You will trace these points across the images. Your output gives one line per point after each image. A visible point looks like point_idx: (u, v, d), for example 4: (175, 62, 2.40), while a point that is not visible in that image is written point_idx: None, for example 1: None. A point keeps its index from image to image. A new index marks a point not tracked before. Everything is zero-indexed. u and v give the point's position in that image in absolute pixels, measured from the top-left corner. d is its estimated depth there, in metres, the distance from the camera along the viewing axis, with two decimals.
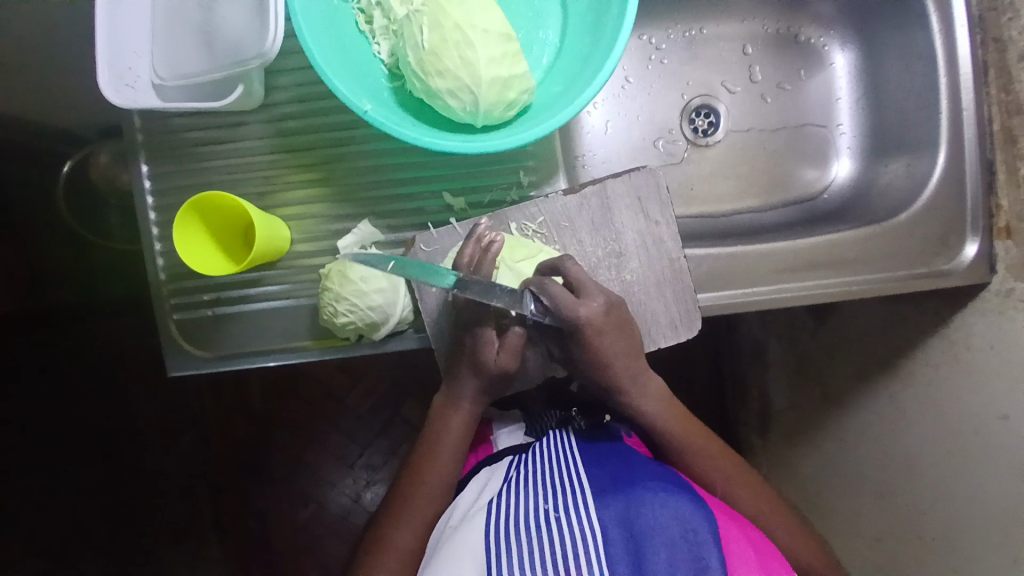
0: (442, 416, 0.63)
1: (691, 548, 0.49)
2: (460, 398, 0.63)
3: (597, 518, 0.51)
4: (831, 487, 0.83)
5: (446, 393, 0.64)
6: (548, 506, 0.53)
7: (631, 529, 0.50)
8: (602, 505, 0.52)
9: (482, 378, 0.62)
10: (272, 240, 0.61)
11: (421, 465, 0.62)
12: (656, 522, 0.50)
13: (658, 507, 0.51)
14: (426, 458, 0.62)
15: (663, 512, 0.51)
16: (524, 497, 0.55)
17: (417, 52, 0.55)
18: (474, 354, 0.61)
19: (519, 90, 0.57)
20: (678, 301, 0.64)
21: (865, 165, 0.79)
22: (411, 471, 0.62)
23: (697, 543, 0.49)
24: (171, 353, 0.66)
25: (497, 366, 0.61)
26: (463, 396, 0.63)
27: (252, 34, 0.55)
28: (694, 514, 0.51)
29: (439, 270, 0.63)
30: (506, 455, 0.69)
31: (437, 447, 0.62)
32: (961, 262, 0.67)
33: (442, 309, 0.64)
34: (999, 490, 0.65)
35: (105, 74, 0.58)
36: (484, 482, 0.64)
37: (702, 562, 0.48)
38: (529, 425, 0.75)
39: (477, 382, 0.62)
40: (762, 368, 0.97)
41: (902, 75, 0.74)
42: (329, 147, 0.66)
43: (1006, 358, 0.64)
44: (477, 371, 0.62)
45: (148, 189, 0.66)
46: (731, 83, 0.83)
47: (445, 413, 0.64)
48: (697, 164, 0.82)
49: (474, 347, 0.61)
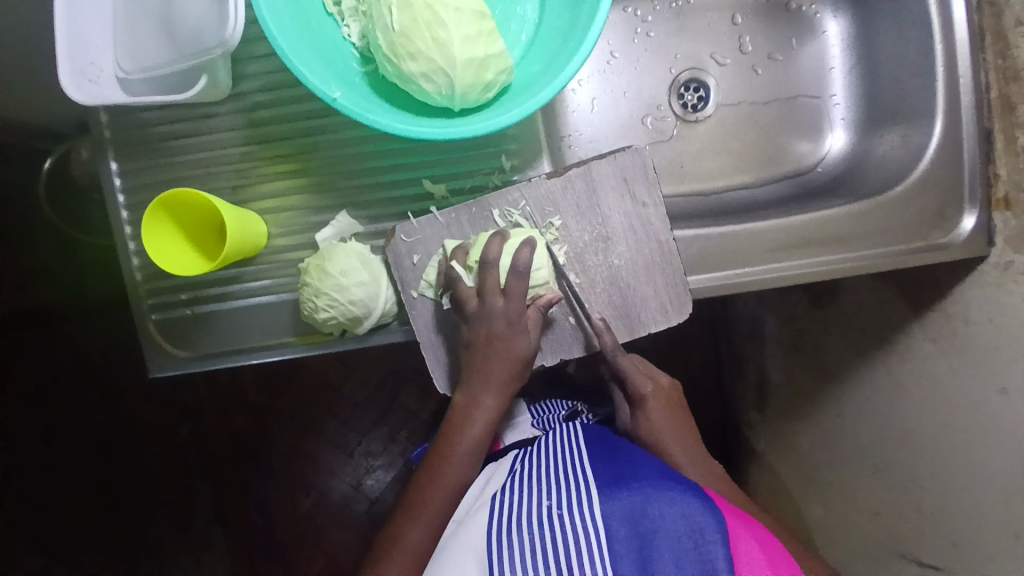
0: (462, 417, 0.59)
1: (697, 549, 0.48)
2: (480, 399, 0.59)
3: (601, 517, 0.50)
4: (830, 464, 0.82)
5: (466, 394, 0.59)
6: (550, 504, 0.52)
7: (635, 529, 0.49)
8: (605, 502, 0.51)
9: (506, 376, 0.59)
10: (247, 235, 0.59)
11: (436, 463, 0.59)
12: (660, 521, 0.49)
13: (663, 507, 0.50)
14: (442, 458, 0.59)
15: (670, 513, 0.50)
16: (525, 492, 0.54)
17: (387, 34, 0.53)
18: (502, 346, 0.58)
19: (497, 70, 0.55)
20: (667, 285, 0.62)
21: (861, 137, 0.77)
22: (426, 471, 0.60)
23: (704, 543, 0.48)
24: (152, 353, 0.65)
25: (523, 353, 0.59)
26: (484, 396, 0.59)
27: (214, 21, 0.53)
28: (699, 512, 0.50)
29: (421, 281, 0.62)
30: (511, 451, 0.69)
31: (451, 451, 0.59)
32: (959, 234, 0.65)
33: (431, 313, 0.63)
34: (996, 466, 0.64)
35: (65, 69, 0.55)
36: (489, 476, 0.64)
37: (708, 563, 0.47)
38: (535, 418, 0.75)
39: (499, 378, 0.59)
40: (759, 345, 0.95)
41: (896, 43, 0.72)
42: (303, 136, 0.64)
43: (1003, 333, 0.63)
44: (505, 365, 0.58)
45: (119, 187, 0.64)
46: (721, 55, 0.80)
47: (465, 415, 0.59)
48: (688, 141, 0.80)
49: (504, 340, 0.58)
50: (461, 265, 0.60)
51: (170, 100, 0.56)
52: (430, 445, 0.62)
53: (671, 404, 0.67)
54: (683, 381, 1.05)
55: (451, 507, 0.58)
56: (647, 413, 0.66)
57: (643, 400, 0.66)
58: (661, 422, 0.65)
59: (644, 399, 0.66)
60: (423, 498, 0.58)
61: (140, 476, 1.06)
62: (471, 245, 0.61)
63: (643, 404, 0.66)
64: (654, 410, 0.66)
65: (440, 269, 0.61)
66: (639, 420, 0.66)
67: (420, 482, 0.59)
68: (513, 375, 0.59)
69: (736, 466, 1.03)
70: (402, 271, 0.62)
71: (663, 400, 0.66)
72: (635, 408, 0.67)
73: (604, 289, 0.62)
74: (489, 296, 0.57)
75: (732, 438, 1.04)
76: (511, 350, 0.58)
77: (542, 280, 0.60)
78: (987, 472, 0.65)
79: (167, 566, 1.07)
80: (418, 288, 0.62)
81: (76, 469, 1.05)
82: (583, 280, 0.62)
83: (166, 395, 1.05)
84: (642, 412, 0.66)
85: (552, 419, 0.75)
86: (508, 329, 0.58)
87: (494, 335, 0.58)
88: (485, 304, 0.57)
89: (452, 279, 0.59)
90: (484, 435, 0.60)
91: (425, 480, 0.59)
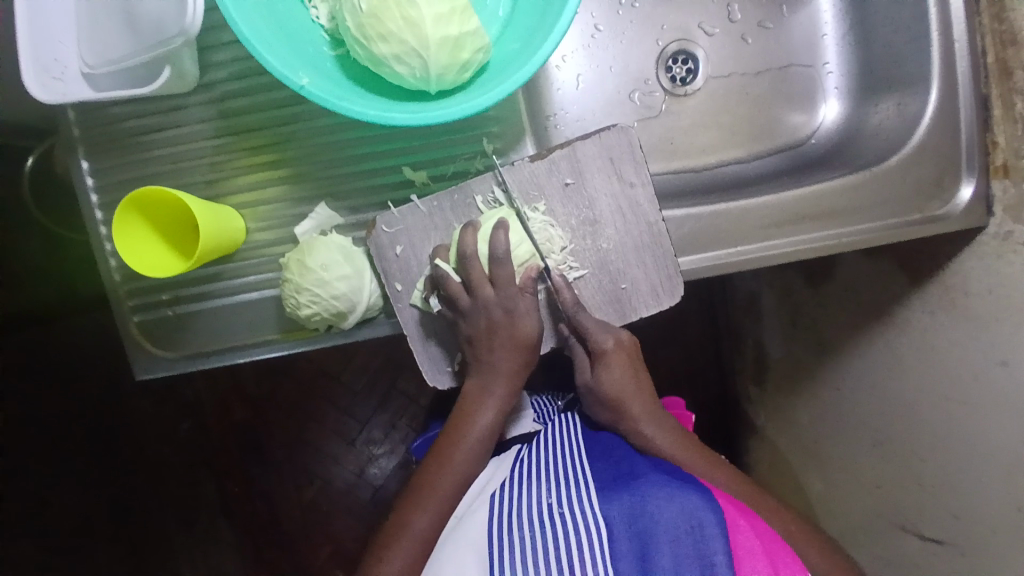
0: (469, 409, 0.58)
1: (696, 544, 0.47)
2: (491, 388, 0.58)
3: (602, 514, 0.50)
4: (831, 438, 0.81)
5: (478, 384, 0.59)
6: (551, 501, 0.53)
7: (637, 527, 0.49)
8: (607, 501, 0.51)
9: (516, 364, 0.58)
10: (222, 231, 0.57)
11: (445, 452, 0.58)
12: (661, 519, 0.49)
13: (663, 504, 0.49)
14: (451, 446, 0.58)
15: (669, 509, 0.49)
16: (526, 491, 0.55)
17: (355, 16, 0.51)
18: (507, 334, 0.57)
19: (472, 49, 0.53)
20: (657, 266, 0.60)
21: (855, 105, 0.75)
22: (433, 461, 0.58)
23: (703, 538, 0.47)
24: (136, 355, 0.64)
25: (528, 336, 0.58)
26: (496, 387, 0.58)
27: (173, 10, 0.51)
28: (699, 506, 0.49)
29: (412, 290, 0.61)
30: (514, 447, 0.67)
31: (460, 440, 0.58)
32: (956, 205, 0.63)
33: (418, 317, 0.61)
34: (995, 439, 0.63)
35: (28, 68, 0.54)
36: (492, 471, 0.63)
37: (706, 559, 0.47)
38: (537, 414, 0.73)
39: (509, 367, 0.58)
40: (756, 319, 0.94)
41: (888, 7, 0.69)
42: (277, 126, 0.62)
43: (1003, 305, 0.61)
44: (513, 354, 0.58)
45: (91, 186, 0.62)
46: (709, 25, 0.77)
47: (476, 404, 0.58)
48: (678, 116, 0.77)
49: (506, 329, 0.57)
50: (445, 263, 0.59)
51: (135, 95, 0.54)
52: (438, 436, 0.60)
53: (630, 357, 0.61)
54: (682, 358, 1.04)
55: (454, 497, 0.57)
56: (608, 369, 0.60)
57: (603, 356, 0.60)
58: (619, 381, 0.61)
59: (604, 355, 0.60)
60: (422, 492, 0.57)
61: (139, 471, 1.06)
62: (450, 244, 0.60)
63: (603, 360, 0.60)
64: (615, 365, 0.60)
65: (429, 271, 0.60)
66: (601, 377, 0.60)
67: (423, 473, 0.58)
68: (522, 365, 0.58)
69: (739, 441, 1.03)
70: (384, 262, 0.60)
71: (625, 355, 0.61)
72: (594, 361, 0.60)
73: (593, 276, 0.61)
74: (478, 287, 0.57)
75: (733, 414, 1.04)
76: (515, 339, 0.57)
77: (521, 256, 0.58)
78: (985, 447, 0.64)
79: (173, 559, 1.07)
80: (409, 297, 0.61)
81: (74, 467, 1.04)
82: (574, 267, 0.60)
83: (160, 391, 1.04)
84: (602, 370, 0.60)
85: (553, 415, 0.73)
86: (507, 318, 0.57)
87: (495, 326, 0.57)
88: (476, 297, 0.57)
89: (441, 278, 0.58)
90: (494, 427, 0.58)
91: (425, 478, 0.58)
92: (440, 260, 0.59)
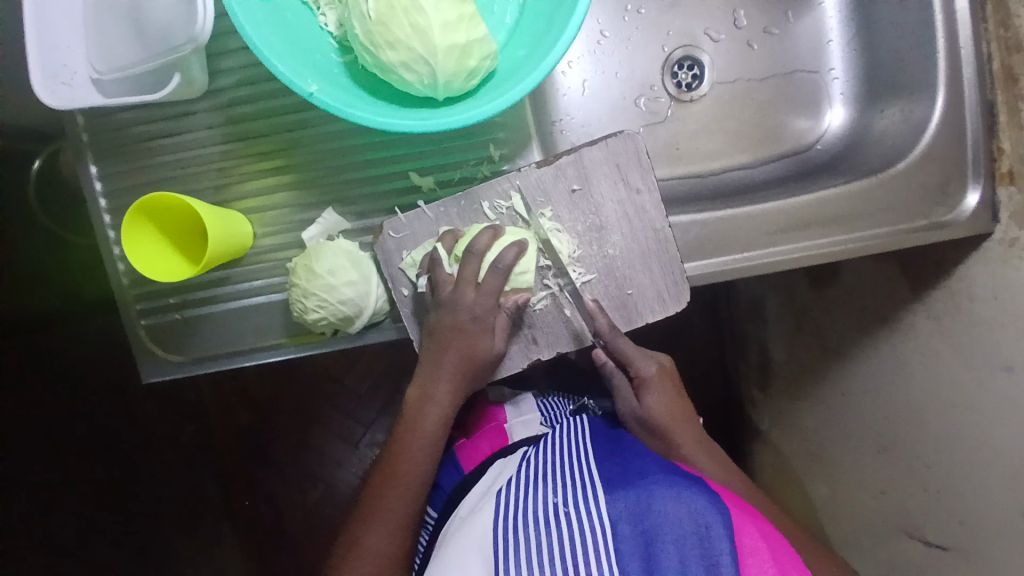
0: (415, 412, 0.58)
1: (701, 543, 0.47)
2: (434, 393, 0.58)
3: (607, 513, 0.50)
4: (835, 443, 0.81)
5: (420, 388, 0.59)
6: (557, 501, 0.53)
7: (641, 527, 0.48)
8: (611, 499, 0.51)
9: (460, 371, 0.58)
10: (230, 236, 0.58)
11: (394, 461, 0.58)
12: (665, 517, 0.48)
13: (668, 502, 0.49)
14: (398, 453, 0.58)
15: (674, 508, 0.48)
16: (531, 491, 0.55)
17: (364, 23, 0.51)
18: (463, 344, 0.57)
19: (480, 56, 0.53)
20: (663, 272, 0.61)
21: (862, 111, 0.75)
22: (382, 470, 0.58)
23: (708, 538, 0.47)
24: (143, 359, 0.64)
25: (484, 354, 0.58)
26: (439, 391, 0.58)
27: (182, 19, 0.51)
28: (706, 508, 0.48)
29: (405, 259, 0.61)
30: (519, 446, 0.67)
31: (410, 446, 0.58)
32: (963, 211, 0.63)
33: (412, 301, 0.61)
34: (1001, 445, 0.63)
35: (36, 74, 0.54)
36: (496, 471, 0.63)
37: (711, 558, 0.46)
38: (542, 414, 0.74)
39: (452, 372, 0.58)
40: (761, 324, 0.94)
41: (894, 14, 0.69)
42: (284, 132, 0.62)
43: (1009, 311, 0.61)
44: (460, 357, 0.58)
45: (99, 191, 0.63)
46: (714, 31, 0.78)
47: (419, 409, 0.58)
48: (683, 122, 0.78)
49: (464, 334, 0.57)
50: (446, 250, 0.59)
51: (145, 101, 0.54)
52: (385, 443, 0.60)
53: (674, 384, 0.64)
54: (687, 362, 1.04)
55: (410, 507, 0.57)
56: (653, 396, 0.63)
57: (647, 383, 0.63)
58: (665, 407, 0.63)
59: (647, 382, 0.63)
60: (382, 497, 0.57)
61: (144, 474, 1.06)
62: (462, 233, 0.59)
63: (647, 386, 0.63)
64: (660, 392, 0.63)
65: (427, 251, 0.60)
66: (646, 403, 0.63)
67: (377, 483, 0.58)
68: (466, 370, 0.58)
69: (742, 445, 1.03)
70: (391, 268, 0.61)
71: (667, 381, 0.64)
72: (639, 390, 0.64)
73: (601, 285, 0.61)
74: (462, 286, 0.57)
75: (737, 418, 1.04)
76: (478, 342, 0.58)
77: (521, 281, 0.59)
78: (991, 453, 0.64)
79: (178, 561, 1.07)
80: (402, 271, 0.61)
81: (80, 470, 1.05)
82: (585, 275, 0.61)
83: (165, 394, 1.04)
84: (648, 396, 0.63)
85: (559, 416, 0.74)
86: (472, 322, 0.57)
87: (456, 328, 0.57)
88: (456, 291, 0.57)
89: (433, 263, 0.58)
90: (438, 431, 0.58)
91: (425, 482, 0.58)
92: (439, 245, 0.59)
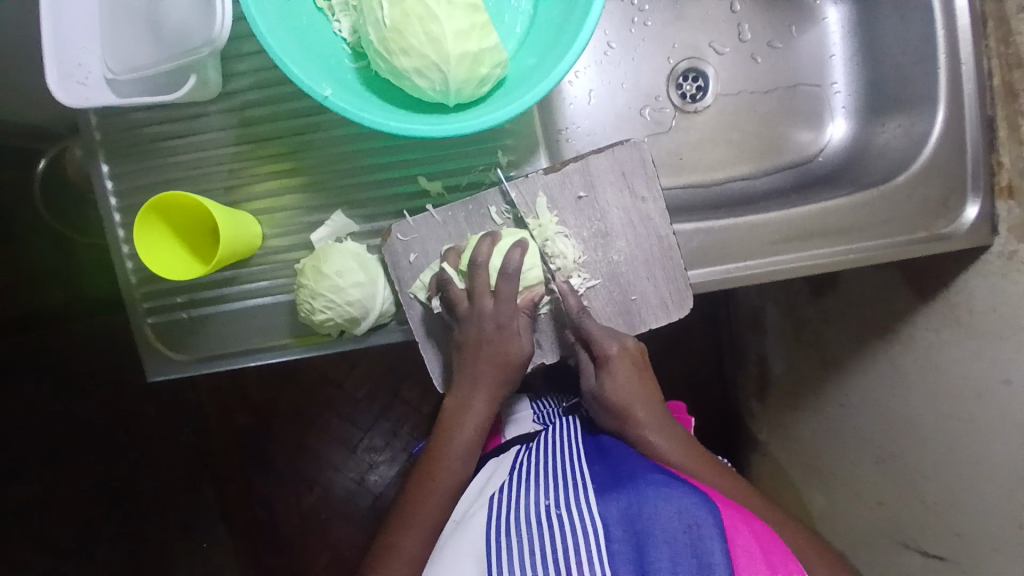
0: (452, 422, 0.59)
1: (693, 544, 0.47)
2: (472, 401, 0.59)
3: (598, 514, 0.50)
4: (832, 453, 0.81)
5: (457, 397, 0.59)
6: (548, 502, 0.53)
7: (633, 528, 0.49)
8: (604, 501, 0.51)
9: (496, 379, 0.59)
10: (240, 235, 0.58)
11: (430, 471, 0.59)
12: (656, 519, 0.49)
13: (660, 503, 0.50)
14: (436, 463, 0.59)
15: (665, 509, 0.49)
16: (523, 492, 0.55)
17: (378, 30, 0.52)
18: (495, 350, 0.58)
19: (491, 64, 0.54)
20: (668, 280, 0.61)
21: (863, 125, 0.76)
22: (419, 479, 0.59)
23: (700, 538, 0.48)
24: (148, 357, 0.65)
25: (515, 357, 0.58)
26: (476, 401, 0.59)
27: (199, 21, 0.52)
28: (696, 508, 0.49)
29: (415, 281, 0.61)
30: (513, 446, 0.68)
31: (446, 455, 0.59)
32: (962, 224, 0.64)
33: (422, 317, 0.62)
34: (998, 456, 0.63)
35: (52, 72, 0.54)
36: (488, 474, 0.63)
37: (704, 558, 0.47)
38: (536, 413, 0.74)
39: (489, 382, 0.58)
40: (760, 334, 0.95)
41: (896, 30, 0.70)
42: (295, 135, 0.63)
43: (1007, 323, 0.62)
44: (496, 367, 0.58)
45: (110, 190, 0.63)
46: (719, 43, 0.79)
47: (457, 418, 0.59)
48: (687, 132, 0.79)
49: (494, 343, 0.58)
50: (452, 267, 0.59)
51: (159, 102, 0.55)
52: (423, 450, 0.61)
53: (639, 365, 0.61)
54: (685, 372, 1.05)
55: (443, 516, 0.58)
56: (613, 377, 0.60)
57: (609, 363, 0.60)
58: (626, 388, 0.60)
59: (610, 363, 0.60)
60: (419, 505, 0.58)
61: (142, 475, 1.06)
62: (463, 248, 0.60)
63: (608, 366, 0.60)
64: (621, 374, 0.60)
65: (434, 273, 0.60)
66: (606, 385, 0.60)
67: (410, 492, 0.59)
68: (504, 379, 0.59)
69: (739, 455, 1.03)
70: (399, 271, 0.62)
71: (630, 362, 0.60)
72: (600, 370, 0.60)
73: (606, 291, 0.62)
74: (479, 297, 0.57)
75: (734, 428, 1.04)
76: (507, 351, 0.58)
77: (530, 279, 0.59)
78: (988, 464, 0.64)
79: (173, 563, 1.07)
80: (411, 291, 0.61)
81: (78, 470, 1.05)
82: (590, 282, 0.61)
83: (165, 395, 1.05)
84: (608, 377, 0.60)
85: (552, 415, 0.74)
86: (500, 331, 0.57)
87: (485, 339, 0.57)
88: (475, 305, 0.57)
89: (445, 283, 0.58)
90: (476, 439, 0.59)
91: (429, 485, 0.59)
92: (447, 265, 0.59)
